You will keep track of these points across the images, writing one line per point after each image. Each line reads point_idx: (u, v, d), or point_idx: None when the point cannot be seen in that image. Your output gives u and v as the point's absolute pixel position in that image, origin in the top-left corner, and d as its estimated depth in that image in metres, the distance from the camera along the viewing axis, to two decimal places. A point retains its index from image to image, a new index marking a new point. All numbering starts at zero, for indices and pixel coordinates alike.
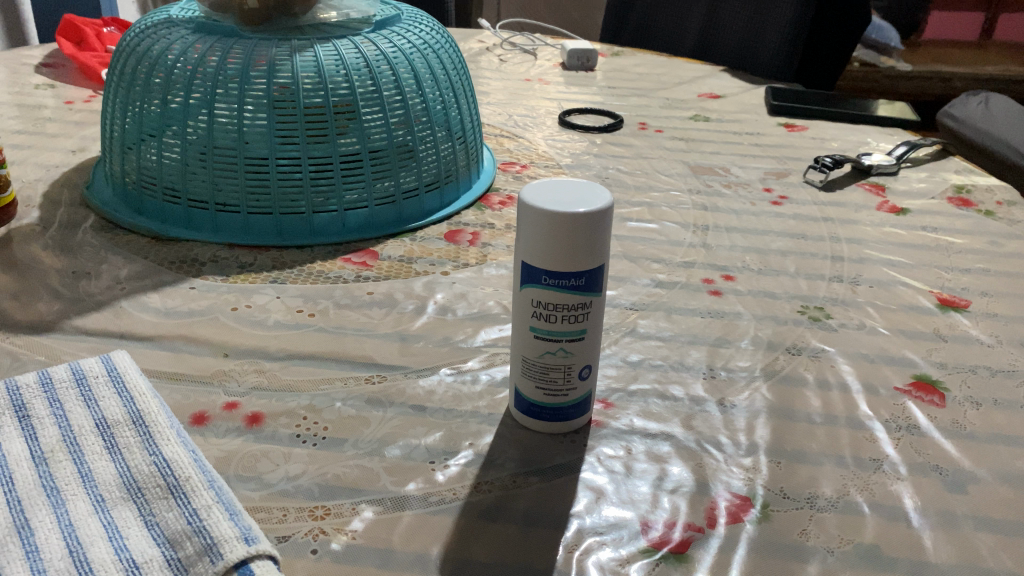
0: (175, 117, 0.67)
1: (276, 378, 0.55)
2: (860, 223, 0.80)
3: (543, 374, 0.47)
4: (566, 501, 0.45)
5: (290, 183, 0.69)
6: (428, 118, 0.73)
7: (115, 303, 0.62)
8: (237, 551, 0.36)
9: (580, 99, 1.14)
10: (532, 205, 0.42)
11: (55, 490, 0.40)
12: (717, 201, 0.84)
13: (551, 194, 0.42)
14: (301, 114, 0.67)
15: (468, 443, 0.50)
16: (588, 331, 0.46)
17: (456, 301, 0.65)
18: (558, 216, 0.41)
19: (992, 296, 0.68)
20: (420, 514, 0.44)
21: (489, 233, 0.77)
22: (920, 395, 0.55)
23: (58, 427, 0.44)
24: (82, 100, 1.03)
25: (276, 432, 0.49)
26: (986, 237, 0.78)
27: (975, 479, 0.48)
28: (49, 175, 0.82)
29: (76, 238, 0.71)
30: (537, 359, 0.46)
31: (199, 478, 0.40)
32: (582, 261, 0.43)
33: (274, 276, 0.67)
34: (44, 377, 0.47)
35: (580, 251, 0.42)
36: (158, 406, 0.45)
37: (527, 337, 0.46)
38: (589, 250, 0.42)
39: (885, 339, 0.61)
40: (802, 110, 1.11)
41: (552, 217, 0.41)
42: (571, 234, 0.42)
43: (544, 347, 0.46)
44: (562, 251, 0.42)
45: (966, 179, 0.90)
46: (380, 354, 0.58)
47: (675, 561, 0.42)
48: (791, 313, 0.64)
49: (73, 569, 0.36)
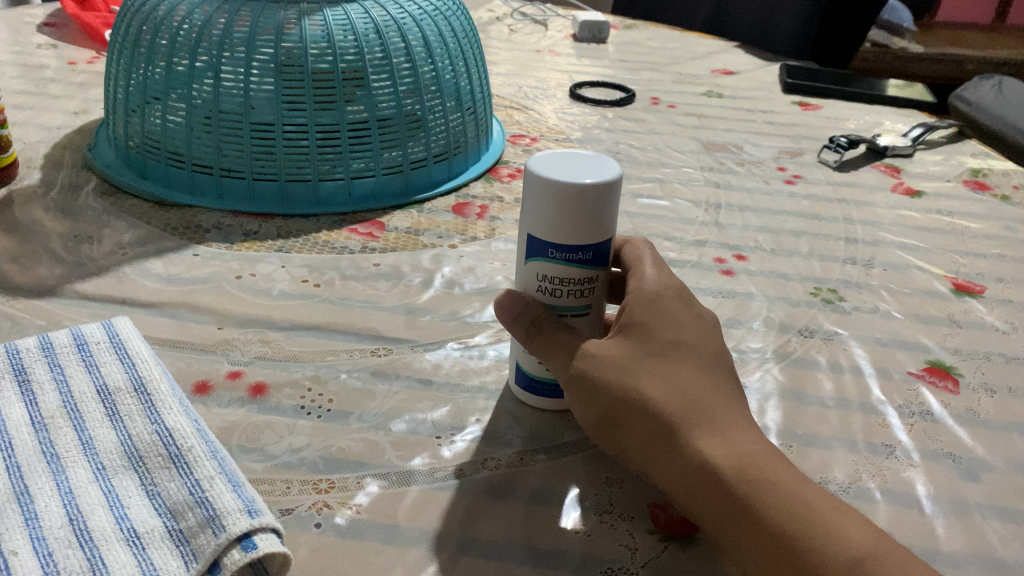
0: (180, 80, 0.65)
1: (281, 349, 0.54)
2: (874, 204, 0.78)
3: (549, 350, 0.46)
4: (574, 478, 0.45)
5: (296, 150, 0.67)
6: (438, 87, 0.71)
7: (117, 268, 0.61)
8: (240, 523, 0.35)
9: (591, 72, 1.12)
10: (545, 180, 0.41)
11: (56, 457, 0.40)
12: (729, 178, 0.83)
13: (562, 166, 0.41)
14: (309, 80, 0.65)
15: (475, 419, 0.49)
16: (592, 306, 0.45)
17: (464, 275, 0.64)
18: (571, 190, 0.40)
19: (1008, 282, 0.67)
20: (426, 490, 0.43)
21: (498, 207, 0.76)
22: (934, 381, 0.54)
23: (58, 392, 0.43)
24: (85, 61, 1.02)
25: (280, 403, 0.49)
26: (1002, 222, 0.77)
27: (988, 467, 0.47)
28: (51, 137, 0.81)
29: (78, 201, 0.69)
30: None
31: (202, 448, 0.39)
32: (590, 234, 0.42)
33: (279, 245, 0.66)
34: (44, 341, 0.46)
35: (587, 224, 0.41)
36: (160, 374, 0.44)
37: None
38: (597, 221, 0.41)
39: (900, 324, 0.60)
40: (817, 89, 1.09)
41: (566, 191, 0.40)
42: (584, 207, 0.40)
43: None
44: (570, 224, 0.41)
45: (982, 162, 0.89)
46: (386, 327, 0.57)
47: (684, 542, 0.41)
48: (803, 294, 0.63)
49: (73, 537, 0.36)
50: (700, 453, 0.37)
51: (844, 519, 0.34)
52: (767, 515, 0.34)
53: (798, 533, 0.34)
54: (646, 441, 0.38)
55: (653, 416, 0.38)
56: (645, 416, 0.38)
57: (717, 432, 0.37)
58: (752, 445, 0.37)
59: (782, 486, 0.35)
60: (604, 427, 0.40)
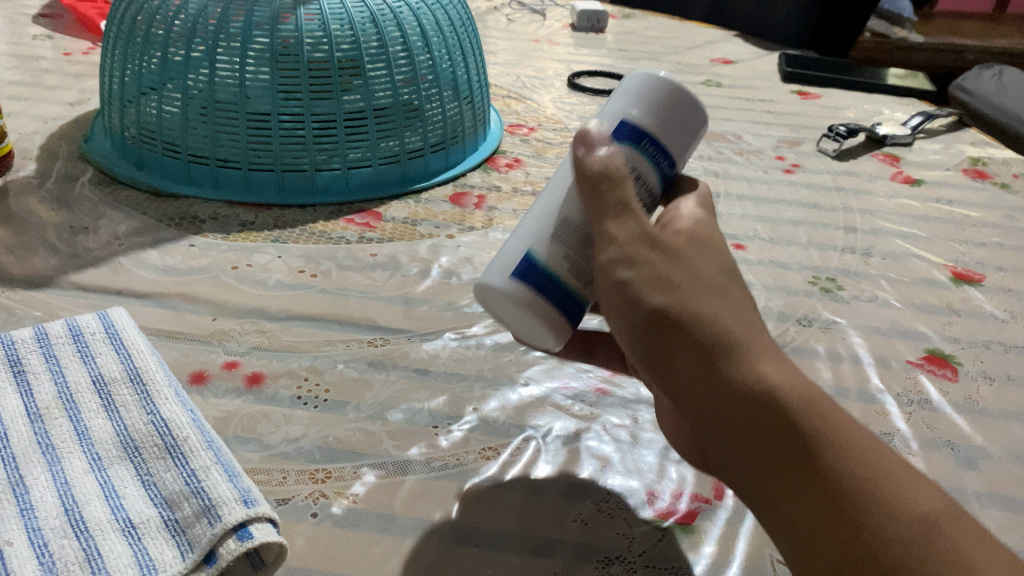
0: (176, 70, 0.65)
1: (277, 339, 0.54)
2: (873, 193, 0.78)
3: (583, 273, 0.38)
4: (571, 468, 0.45)
5: (292, 141, 0.67)
6: (435, 77, 0.71)
7: (113, 259, 0.61)
8: (236, 513, 0.35)
9: (589, 62, 1.12)
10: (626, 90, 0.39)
11: (51, 448, 0.40)
12: (728, 167, 0.83)
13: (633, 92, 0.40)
14: (305, 70, 0.65)
15: (473, 409, 0.49)
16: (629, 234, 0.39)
17: (462, 265, 0.64)
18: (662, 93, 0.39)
19: (1007, 270, 0.67)
20: (424, 479, 0.43)
21: (496, 197, 0.75)
22: (933, 369, 0.54)
23: (53, 383, 0.43)
24: (81, 52, 1.01)
25: (276, 393, 0.49)
26: (1002, 210, 0.76)
27: (987, 456, 0.47)
28: (47, 128, 0.80)
29: (73, 192, 0.69)
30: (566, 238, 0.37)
31: (198, 438, 0.39)
32: (676, 150, 0.39)
33: (276, 235, 0.66)
34: (40, 332, 0.46)
35: (678, 136, 0.39)
36: (156, 364, 0.44)
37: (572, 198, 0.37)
38: (683, 145, 0.39)
39: (898, 312, 0.60)
40: (816, 78, 1.08)
41: (661, 95, 0.38)
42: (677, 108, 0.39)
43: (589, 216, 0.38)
44: (670, 122, 0.38)
45: (982, 151, 0.89)
46: (384, 317, 0.57)
47: (682, 532, 0.41)
48: (802, 284, 0.63)
49: (68, 528, 0.35)
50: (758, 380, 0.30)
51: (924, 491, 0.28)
52: (838, 470, 0.28)
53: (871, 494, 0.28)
54: (686, 357, 0.31)
55: (735, 345, 0.30)
56: (689, 327, 0.31)
57: (786, 365, 0.31)
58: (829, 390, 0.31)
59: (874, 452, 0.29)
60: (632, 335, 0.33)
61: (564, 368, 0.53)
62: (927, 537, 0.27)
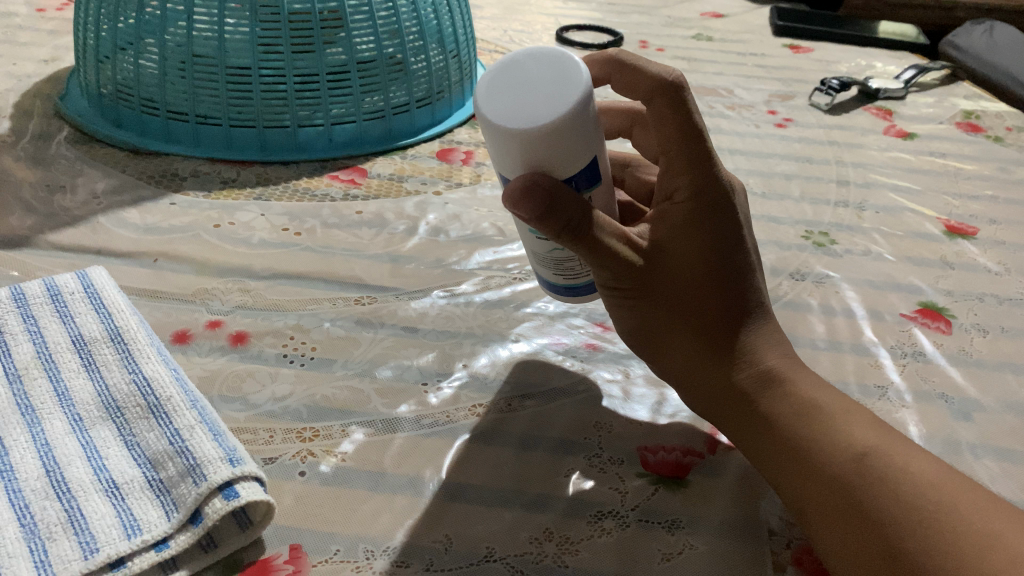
0: (151, 24, 0.62)
1: (262, 298, 0.52)
2: (865, 147, 0.77)
3: (555, 259, 0.42)
4: (560, 424, 0.44)
5: (273, 95, 0.65)
6: (421, 29, 0.69)
7: (92, 218, 0.59)
8: (222, 472, 0.34)
9: (578, 15, 1.10)
10: (490, 83, 0.36)
11: (30, 408, 0.38)
12: (719, 122, 0.81)
13: (525, 58, 0.36)
14: (285, 23, 0.62)
15: (462, 365, 0.48)
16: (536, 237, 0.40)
17: (450, 223, 0.63)
18: (552, 98, 0.35)
19: (1001, 224, 0.66)
20: (413, 437, 0.43)
21: (484, 152, 0.74)
22: (927, 322, 0.54)
23: (32, 343, 0.42)
24: (55, 8, 0.98)
25: (262, 351, 0.48)
26: (995, 163, 0.76)
27: (981, 407, 0.47)
28: (21, 85, 0.78)
29: (50, 150, 0.67)
30: (547, 253, 0.41)
31: (181, 398, 0.38)
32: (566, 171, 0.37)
33: (258, 193, 0.64)
34: (16, 292, 0.44)
35: (560, 162, 0.37)
36: (138, 323, 0.43)
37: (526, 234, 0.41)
38: (548, 158, 0.36)
39: (892, 266, 0.59)
40: (807, 32, 1.07)
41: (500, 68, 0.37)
42: (557, 140, 0.36)
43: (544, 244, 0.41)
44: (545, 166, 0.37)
45: (975, 104, 0.88)
46: (371, 276, 0.56)
47: (675, 486, 0.40)
48: (795, 238, 0.62)
49: (50, 489, 0.35)
50: (725, 377, 0.40)
51: (852, 422, 0.36)
52: (789, 435, 0.37)
53: (802, 436, 0.37)
54: (684, 365, 0.41)
55: (723, 375, 0.40)
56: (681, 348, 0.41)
57: (807, 382, 0.39)
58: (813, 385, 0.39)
59: (833, 421, 0.37)
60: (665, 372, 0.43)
61: (555, 325, 0.53)
62: (860, 466, 0.34)
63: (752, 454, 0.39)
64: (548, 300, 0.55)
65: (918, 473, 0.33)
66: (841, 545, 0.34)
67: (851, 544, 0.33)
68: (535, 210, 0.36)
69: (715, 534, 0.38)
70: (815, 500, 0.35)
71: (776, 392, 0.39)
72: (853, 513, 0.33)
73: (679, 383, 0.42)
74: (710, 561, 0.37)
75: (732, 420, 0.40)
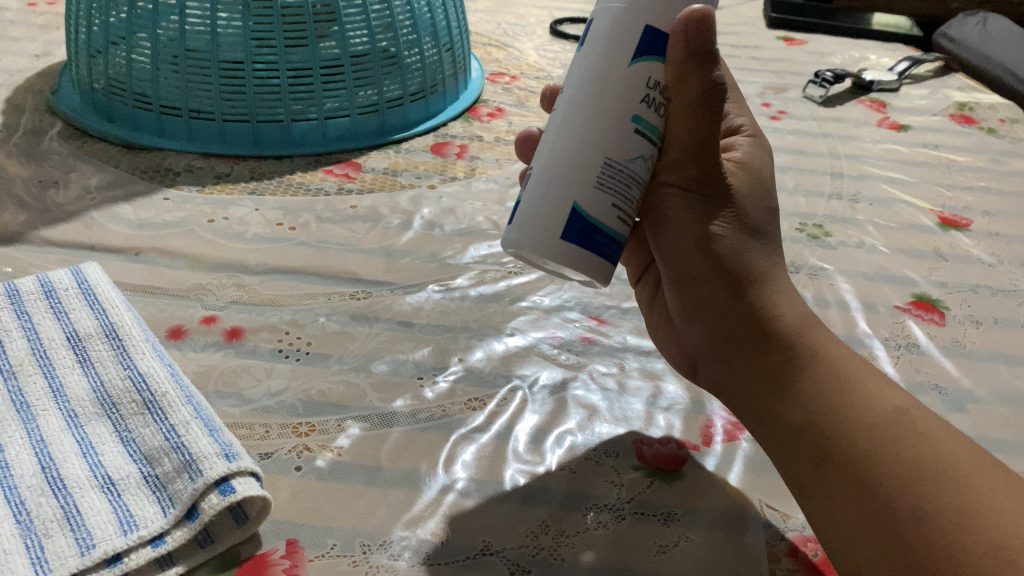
0: (143, 20, 0.62)
1: (256, 292, 0.52)
2: (859, 139, 0.77)
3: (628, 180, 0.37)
4: (554, 418, 0.44)
5: (266, 90, 0.65)
6: (414, 22, 0.68)
7: (85, 214, 0.59)
8: (218, 468, 0.34)
9: (572, 8, 1.09)
10: None
11: (25, 405, 0.38)
12: None
13: None
14: (278, 16, 0.62)
15: (457, 359, 0.48)
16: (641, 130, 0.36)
17: (444, 216, 0.63)
18: None
19: (995, 215, 0.66)
20: (409, 431, 0.43)
21: (478, 146, 0.74)
22: (920, 313, 0.54)
23: (26, 339, 0.42)
24: (46, 3, 0.98)
25: (257, 347, 0.48)
26: (988, 155, 0.76)
27: (974, 398, 0.47)
28: (13, 80, 0.78)
29: (42, 146, 0.67)
30: (627, 163, 0.36)
31: (176, 393, 0.38)
32: None
33: (252, 188, 0.64)
34: (10, 288, 0.44)
35: None
36: (132, 319, 0.43)
37: (621, 130, 0.36)
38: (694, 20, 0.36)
39: (886, 258, 0.60)
40: (801, 25, 1.07)
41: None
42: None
43: (638, 147, 0.36)
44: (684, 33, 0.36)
45: (969, 96, 0.88)
46: (365, 270, 0.56)
47: (669, 479, 0.40)
48: (789, 230, 0.62)
49: (45, 486, 0.35)
50: (772, 307, 0.39)
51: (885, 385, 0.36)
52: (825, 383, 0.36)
53: (834, 388, 0.36)
54: (721, 296, 0.40)
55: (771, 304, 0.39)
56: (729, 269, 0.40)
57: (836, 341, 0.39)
58: (849, 355, 0.38)
59: (867, 382, 0.36)
60: (694, 309, 0.42)
61: (550, 319, 0.53)
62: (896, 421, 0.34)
63: (779, 399, 0.38)
64: (543, 294, 0.55)
65: (942, 444, 0.32)
66: (849, 502, 0.33)
67: (856, 496, 0.33)
68: (710, 45, 0.36)
69: (709, 524, 0.38)
70: (839, 451, 0.34)
71: (813, 335, 0.38)
72: (868, 463, 0.33)
73: (713, 320, 0.41)
74: (705, 552, 0.37)
75: (766, 359, 0.39)
